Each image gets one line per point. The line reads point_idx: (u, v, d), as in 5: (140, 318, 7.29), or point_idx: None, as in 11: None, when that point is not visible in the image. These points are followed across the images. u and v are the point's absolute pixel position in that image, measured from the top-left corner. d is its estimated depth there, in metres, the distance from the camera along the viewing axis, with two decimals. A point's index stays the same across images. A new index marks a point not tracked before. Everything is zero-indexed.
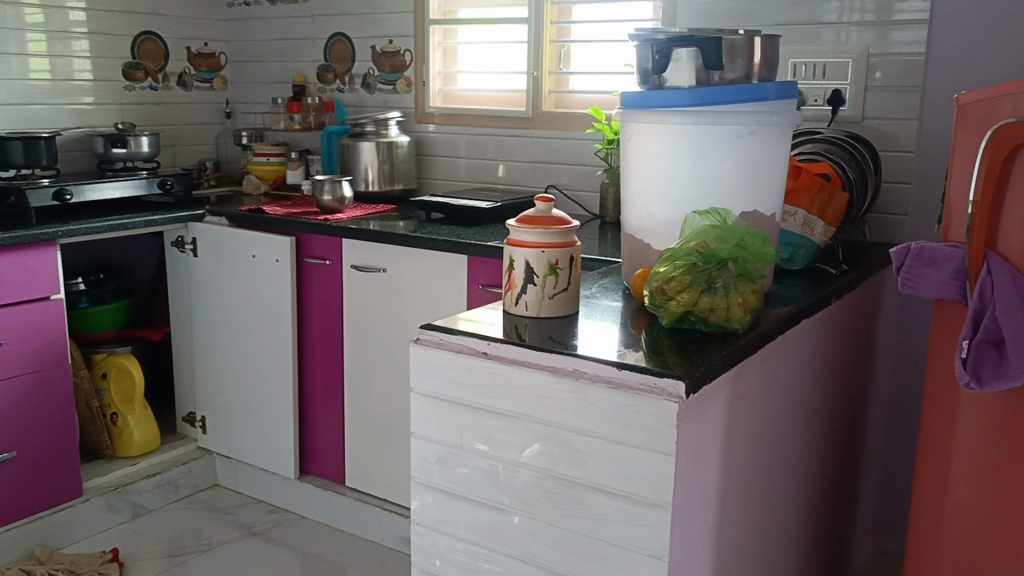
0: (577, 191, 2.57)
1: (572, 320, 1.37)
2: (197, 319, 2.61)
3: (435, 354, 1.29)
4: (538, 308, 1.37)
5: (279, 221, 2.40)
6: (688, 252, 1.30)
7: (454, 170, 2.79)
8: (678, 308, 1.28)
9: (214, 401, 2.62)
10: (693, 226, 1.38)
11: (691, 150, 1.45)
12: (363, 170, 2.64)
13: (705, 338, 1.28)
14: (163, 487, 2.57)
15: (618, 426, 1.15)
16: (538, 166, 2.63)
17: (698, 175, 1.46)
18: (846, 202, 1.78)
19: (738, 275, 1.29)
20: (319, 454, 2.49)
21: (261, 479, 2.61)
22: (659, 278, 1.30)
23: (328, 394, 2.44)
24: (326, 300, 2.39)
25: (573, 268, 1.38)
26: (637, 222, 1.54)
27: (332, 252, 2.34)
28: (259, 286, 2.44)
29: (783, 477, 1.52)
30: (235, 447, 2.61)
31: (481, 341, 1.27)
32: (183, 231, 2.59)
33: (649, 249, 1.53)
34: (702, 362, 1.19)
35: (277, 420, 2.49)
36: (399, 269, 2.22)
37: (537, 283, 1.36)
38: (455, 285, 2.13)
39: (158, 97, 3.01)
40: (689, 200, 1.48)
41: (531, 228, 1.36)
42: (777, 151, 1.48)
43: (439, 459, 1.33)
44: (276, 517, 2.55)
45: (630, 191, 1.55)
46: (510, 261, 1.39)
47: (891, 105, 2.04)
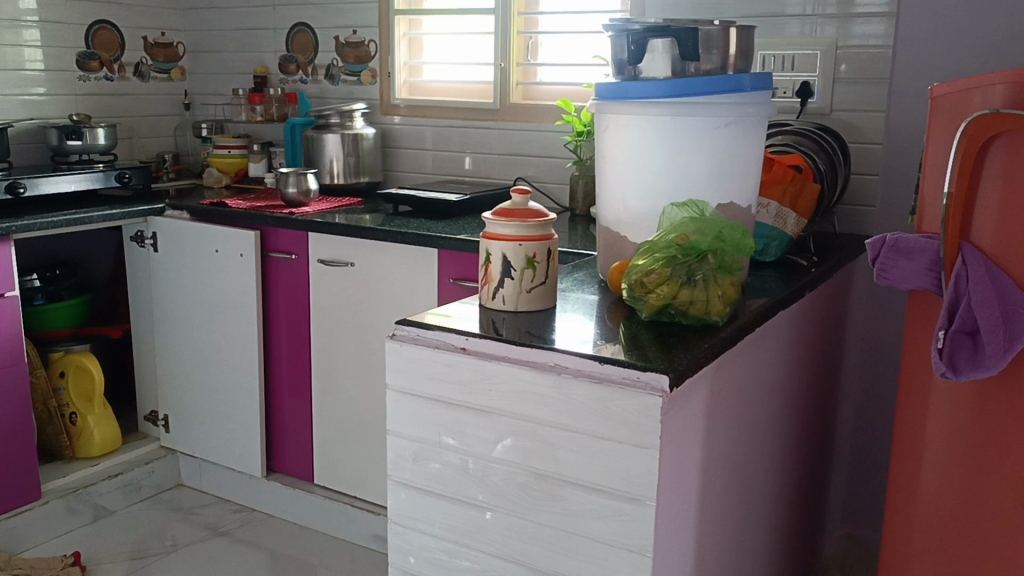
0: (546, 183, 2.55)
1: (549, 314, 1.36)
2: (158, 316, 2.54)
3: (412, 350, 1.27)
4: (516, 301, 1.35)
5: (242, 215, 2.35)
6: (667, 245, 1.29)
7: (421, 162, 2.76)
8: (658, 301, 1.26)
9: (177, 399, 2.56)
10: (671, 219, 1.37)
11: (667, 141, 1.44)
12: (328, 162, 2.59)
13: (684, 331, 1.26)
14: (125, 487, 2.50)
15: (601, 421, 1.13)
16: (506, 158, 2.61)
17: (674, 167, 1.45)
18: (817, 194, 1.79)
19: (717, 267, 1.28)
20: (286, 452, 2.45)
21: (227, 478, 2.56)
22: (637, 271, 1.29)
23: (295, 391, 2.40)
24: (292, 295, 2.34)
25: (551, 261, 1.36)
26: (613, 214, 1.53)
27: (298, 246, 2.30)
28: (223, 281, 2.39)
29: (760, 468, 1.52)
30: (199, 446, 2.55)
31: (460, 336, 1.24)
32: (142, 225, 2.52)
33: (625, 241, 1.52)
34: (685, 355, 1.17)
35: (242, 418, 2.44)
36: (367, 263, 2.19)
37: (514, 277, 1.34)
38: (425, 278, 2.10)
39: (114, 88, 2.93)
40: (665, 192, 1.46)
41: (508, 221, 1.34)
42: (753, 142, 1.48)
43: (416, 457, 1.30)
44: (242, 516, 2.50)
45: (605, 183, 1.54)
46: (486, 255, 1.36)
47: (859, 97, 2.05)
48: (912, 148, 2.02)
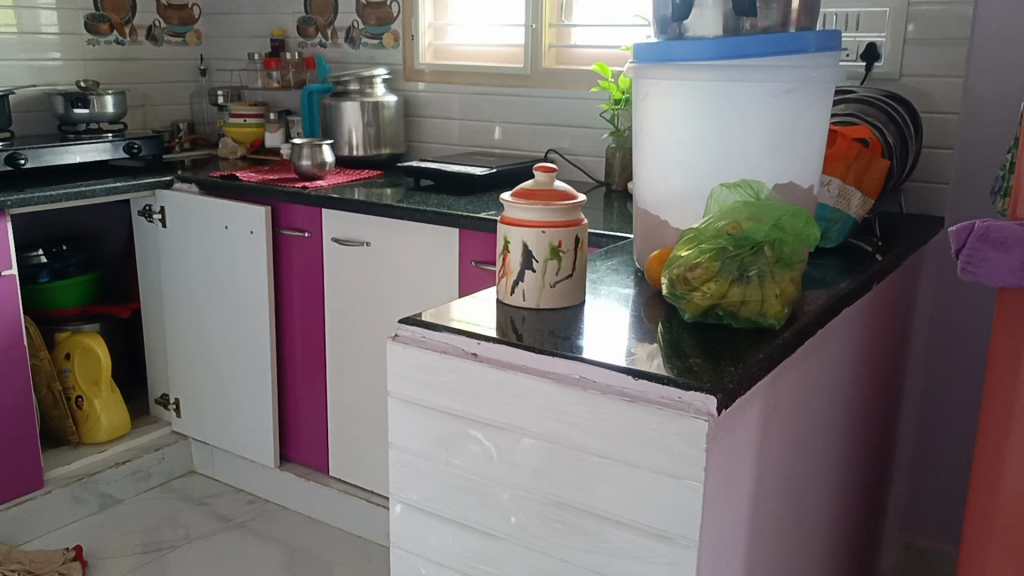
0: (580, 156, 2.36)
1: (576, 313, 1.18)
2: (168, 295, 2.41)
3: (416, 354, 1.10)
4: (538, 298, 1.17)
5: (252, 189, 2.19)
6: (715, 234, 1.09)
7: (446, 133, 2.57)
8: (703, 300, 1.08)
9: (189, 383, 2.43)
10: (721, 202, 1.17)
11: (717, 110, 1.24)
12: (347, 132, 2.42)
13: (734, 337, 1.08)
14: (134, 475, 2.38)
15: (635, 447, 0.95)
16: (537, 128, 2.41)
17: (725, 141, 1.25)
18: (886, 171, 1.58)
19: (775, 261, 1.08)
20: (301, 441, 2.31)
21: (240, 466, 2.43)
22: (679, 265, 1.10)
23: (309, 377, 2.25)
24: (307, 275, 2.18)
25: (579, 251, 1.18)
26: (652, 195, 1.34)
27: (311, 223, 2.13)
28: (234, 260, 2.24)
29: (817, 484, 1.34)
30: (211, 432, 2.42)
31: (471, 340, 1.07)
32: (151, 198, 2.37)
33: (666, 227, 1.33)
34: (736, 367, 0.99)
35: (255, 404, 2.30)
36: (384, 243, 2.02)
37: (536, 269, 1.16)
38: (446, 261, 1.93)
39: (126, 53, 2.78)
40: (714, 170, 1.27)
41: (530, 204, 1.15)
42: (816, 113, 1.27)
43: (422, 475, 1.13)
44: (256, 508, 2.36)
45: (644, 159, 1.35)
46: (504, 242, 1.18)
47: (932, 60, 1.82)
48: (993, 118, 1.79)
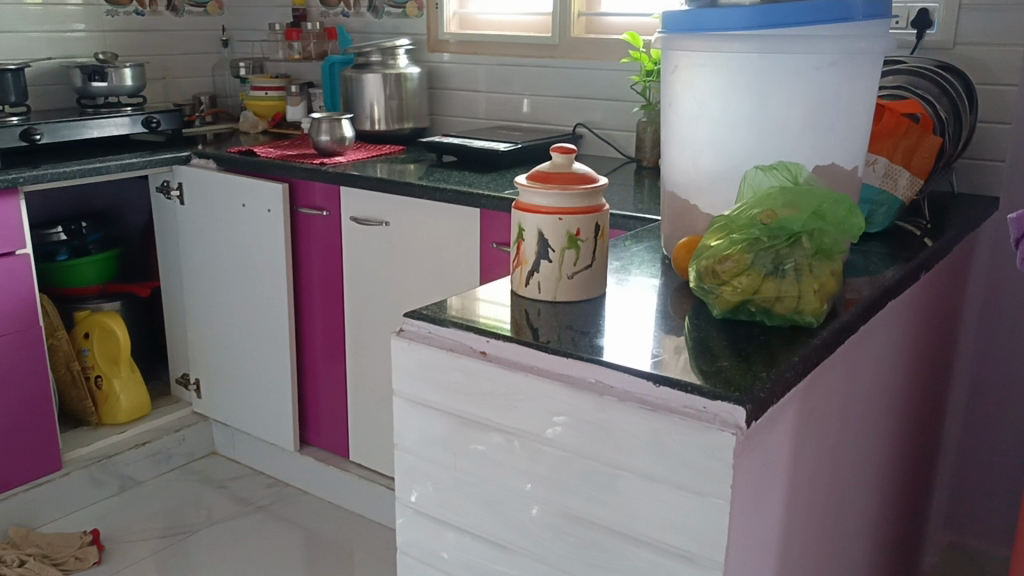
0: (610, 130, 2.25)
1: (596, 307, 1.09)
2: (187, 273, 2.36)
3: (421, 352, 1.02)
4: (554, 290, 1.08)
5: (269, 165, 2.12)
6: (747, 223, 1.00)
7: (472, 106, 2.48)
8: (734, 296, 0.98)
9: (209, 363, 2.38)
10: (756, 185, 1.07)
11: (752, 85, 1.14)
12: (368, 106, 2.34)
13: (767, 336, 0.98)
14: (154, 457, 2.35)
15: (655, 459, 0.87)
16: (566, 101, 2.31)
17: (761, 118, 1.15)
18: (938, 148, 1.46)
19: (814, 253, 0.98)
20: (321, 424, 2.26)
21: (261, 449, 2.39)
22: (708, 257, 1.01)
23: (329, 359, 2.19)
24: (326, 255, 2.12)
25: (599, 239, 1.09)
26: (681, 177, 1.24)
27: (329, 201, 2.06)
28: (252, 239, 2.18)
29: (855, 490, 1.25)
30: (231, 413, 2.38)
31: (480, 337, 0.99)
32: (169, 174, 2.32)
33: (696, 212, 1.23)
34: (768, 371, 0.90)
35: (274, 387, 2.25)
36: (403, 223, 1.94)
37: (552, 259, 1.07)
38: (466, 241, 1.85)
39: (146, 24, 2.71)
40: (749, 150, 1.17)
41: (545, 189, 1.07)
42: (862, 87, 1.16)
43: (429, 480, 1.06)
44: (276, 491, 2.32)
45: (672, 138, 1.24)
46: (518, 229, 1.09)
47: (990, 27, 1.69)
48: None
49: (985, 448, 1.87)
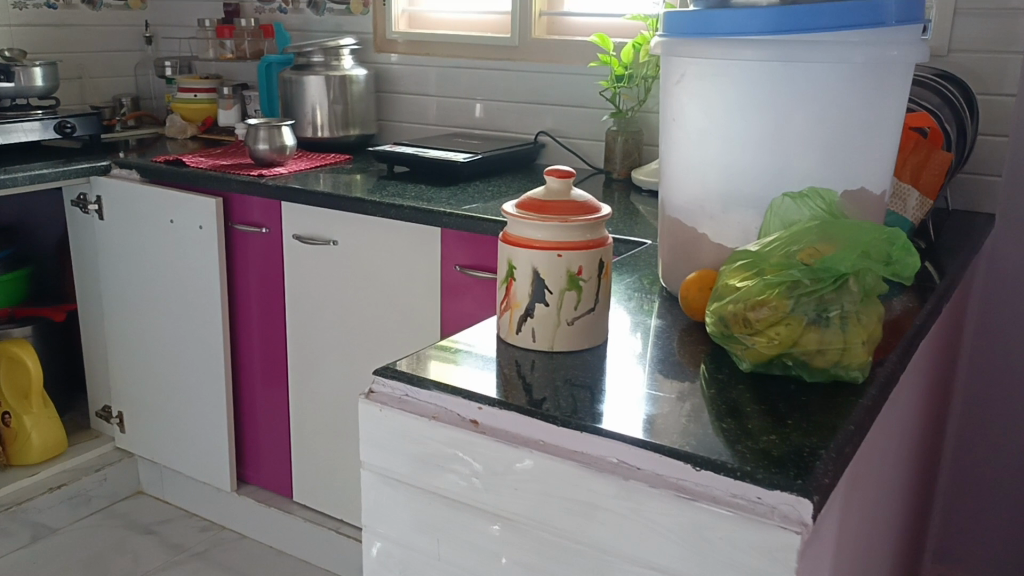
0: (574, 139, 2.10)
1: (598, 358, 0.92)
2: (107, 296, 2.13)
3: (398, 419, 0.85)
4: (551, 339, 0.92)
5: (201, 177, 1.90)
6: (784, 263, 0.85)
7: (423, 111, 2.30)
8: (770, 348, 0.83)
9: (134, 394, 2.16)
10: (785, 216, 0.93)
11: (769, 97, 0.99)
12: (309, 111, 2.14)
13: (807, 395, 0.84)
14: (72, 500, 2.12)
15: (694, 559, 0.71)
16: (526, 106, 2.15)
17: (780, 135, 1.00)
18: (948, 164, 1.33)
19: (861, 297, 0.83)
20: (261, 461, 2.05)
21: (194, 488, 2.17)
22: (737, 301, 0.86)
23: (270, 390, 1.99)
24: (265, 277, 1.92)
25: (604, 279, 0.93)
26: (685, 202, 1.08)
27: (269, 217, 1.86)
28: (182, 259, 1.96)
29: (877, 552, 1.12)
30: (160, 450, 2.16)
31: (471, 403, 0.82)
32: (86, 186, 2.08)
33: (704, 242, 1.07)
34: (824, 442, 0.75)
35: (209, 421, 2.04)
36: (353, 243, 1.76)
37: (549, 302, 0.91)
38: (425, 263, 1.67)
39: (59, 18, 2.46)
40: (766, 172, 1.01)
41: (541, 220, 0.90)
42: (891, 101, 1.02)
43: (407, 570, 0.89)
44: (211, 536, 2.11)
45: (674, 156, 1.09)
46: (508, 267, 0.93)
47: (987, 33, 1.58)
48: None
49: (974, 478, 1.78)
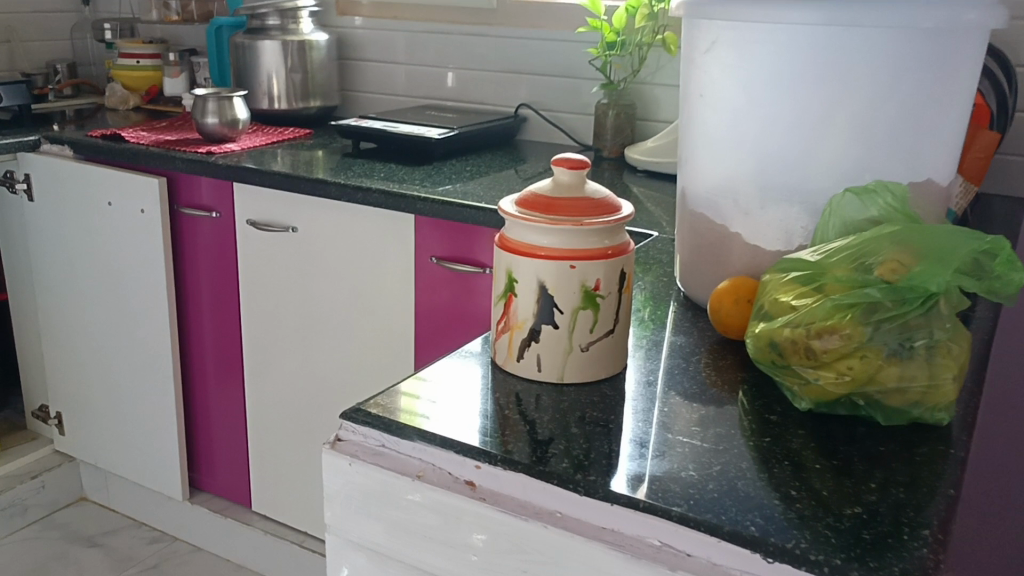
0: (558, 112, 1.92)
1: (617, 392, 0.75)
2: (40, 285, 1.91)
3: (374, 476, 0.67)
4: (560, 368, 0.75)
5: (141, 155, 1.69)
6: (855, 278, 0.68)
7: (390, 80, 2.10)
8: (839, 385, 0.67)
9: (72, 394, 1.95)
10: (846, 216, 0.76)
11: (824, 67, 0.80)
12: (265, 80, 1.93)
13: (884, 442, 0.67)
14: (5, 512, 1.92)
15: None
16: (504, 76, 1.96)
17: (836, 115, 0.81)
18: (995, 144, 1.17)
19: (950, 321, 0.67)
20: (216, 467, 1.87)
21: (142, 496, 1.98)
22: (795, 325, 0.69)
23: (225, 391, 1.80)
24: (217, 267, 1.72)
25: (624, 293, 0.76)
26: (711, 195, 0.91)
27: (219, 200, 1.66)
28: (122, 245, 1.75)
29: None
30: (102, 455, 1.95)
31: (467, 460, 0.65)
32: (12, 163, 1.86)
33: (734, 242, 0.90)
34: (923, 514, 0.58)
35: (156, 424, 1.84)
36: (314, 229, 1.56)
37: (559, 323, 0.74)
38: (397, 253, 1.49)
39: None
40: (815, 159, 0.83)
41: (548, 223, 0.72)
42: (966, 73, 0.83)
43: None
44: (162, 548, 1.92)
45: (698, 134, 0.91)
46: (508, 280, 0.75)
47: None
48: None
49: None
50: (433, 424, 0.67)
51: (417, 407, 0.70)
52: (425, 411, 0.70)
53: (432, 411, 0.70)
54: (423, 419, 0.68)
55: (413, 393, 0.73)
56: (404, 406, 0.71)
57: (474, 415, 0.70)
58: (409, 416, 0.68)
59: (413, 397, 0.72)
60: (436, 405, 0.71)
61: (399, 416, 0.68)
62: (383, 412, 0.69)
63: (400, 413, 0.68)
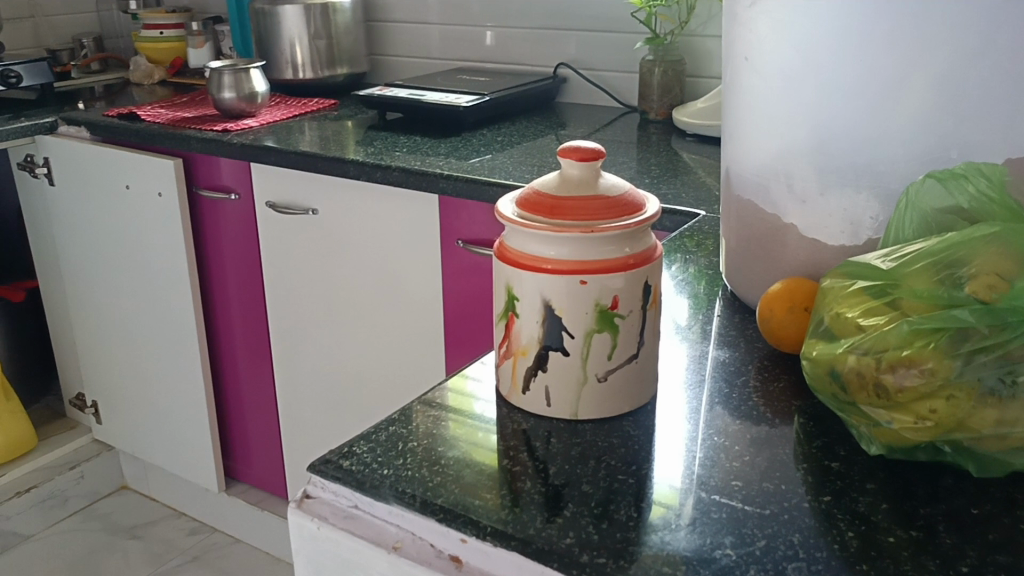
0: (601, 71, 1.77)
1: (643, 432, 0.62)
2: (67, 272, 1.85)
3: (346, 543, 0.56)
4: (573, 401, 0.62)
5: (155, 135, 1.60)
6: (940, 296, 0.54)
7: (423, 42, 1.97)
8: (918, 430, 0.53)
9: (105, 383, 1.90)
10: (927, 207, 0.61)
11: (900, 24, 0.63)
12: (288, 47, 1.81)
13: (979, 503, 0.53)
14: (44, 503, 1.89)
15: None
16: (542, 33, 1.81)
17: (915, 84, 0.65)
18: None
19: None
20: (252, 458, 1.80)
21: (181, 485, 1.92)
22: (863, 352, 0.55)
23: (256, 380, 1.72)
24: (240, 252, 1.63)
25: (648, 309, 0.62)
26: (761, 178, 0.76)
27: (237, 180, 1.56)
28: (143, 231, 1.67)
29: None
30: (139, 445, 1.91)
31: (449, 531, 0.53)
32: (32, 147, 1.79)
33: (789, 235, 0.75)
34: None
35: (188, 415, 1.78)
36: (336, 212, 1.45)
37: (570, 350, 0.61)
38: (424, 236, 1.37)
39: None
40: (889, 138, 0.67)
41: (553, 229, 0.59)
42: None
43: None
44: (202, 539, 1.87)
45: (747, 105, 0.76)
46: (508, 296, 0.63)
47: None
48: None
49: None
50: (481, 403, 0.66)
51: (465, 387, 0.69)
52: (473, 391, 0.68)
53: (481, 391, 0.68)
54: (472, 400, 0.67)
55: (461, 372, 0.72)
56: (452, 387, 0.69)
57: (485, 428, 0.62)
58: (458, 397, 0.67)
59: (462, 377, 0.71)
60: (485, 384, 0.69)
61: (447, 397, 0.67)
62: (431, 393, 0.68)
63: (447, 394, 0.67)
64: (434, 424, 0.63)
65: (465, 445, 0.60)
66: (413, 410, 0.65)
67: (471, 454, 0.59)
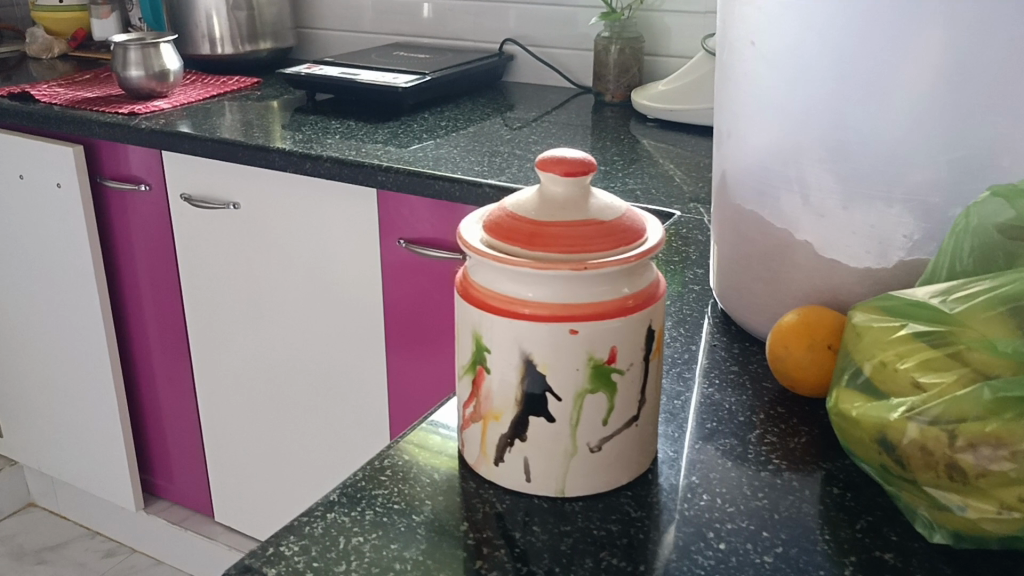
0: (549, 47, 1.64)
1: (647, 512, 0.50)
2: None
3: None
4: (559, 476, 0.50)
5: (50, 119, 1.41)
6: None
7: (355, 14, 1.80)
8: (1002, 519, 0.42)
9: (5, 393, 1.71)
10: (988, 232, 0.50)
11: (955, 9, 0.52)
12: (203, 20, 1.63)
13: None
14: None
15: None
16: (485, 6, 1.66)
17: (969, 81, 0.53)
18: None
19: None
20: (172, 473, 1.64)
21: (94, 503, 1.76)
22: (928, 420, 0.44)
23: (175, 389, 1.56)
24: (153, 248, 1.46)
25: (651, 359, 0.50)
26: (767, 185, 0.64)
27: (148, 169, 1.39)
28: (41, 227, 1.49)
29: None
30: (45, 460, 1.73)
31: None
32: None
33: (800, 252, 0.64)
34: None
35: (99, 428, 1.61)
36: (260, 206, 1.30)
37: (555, 413, 0.49)
38: (360, 233, 1.23)
39: None
40: (929, 143, 0.55)
41: (534, 265, 0.46)
42: None
43: None
44: (118, 561, 1.71)
45: (750, 96, 0.63)
46: (475, 345, 0.50)
47: None
48: None
49: None
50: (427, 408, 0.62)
51: None
52: (445, 433, 0.58)
53: (442, 441, 0.57)
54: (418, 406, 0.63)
55: None
56: None
57: (450, 508, 0.50)
58: (422, 450, 0.56)
59: None
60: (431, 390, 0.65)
61: None
62: None
63: None
64: (385, 503, 0.50)
65: (429, 536, 0.48)
66: (358, 482, 0.52)
67: (432, 551, 0.46)
